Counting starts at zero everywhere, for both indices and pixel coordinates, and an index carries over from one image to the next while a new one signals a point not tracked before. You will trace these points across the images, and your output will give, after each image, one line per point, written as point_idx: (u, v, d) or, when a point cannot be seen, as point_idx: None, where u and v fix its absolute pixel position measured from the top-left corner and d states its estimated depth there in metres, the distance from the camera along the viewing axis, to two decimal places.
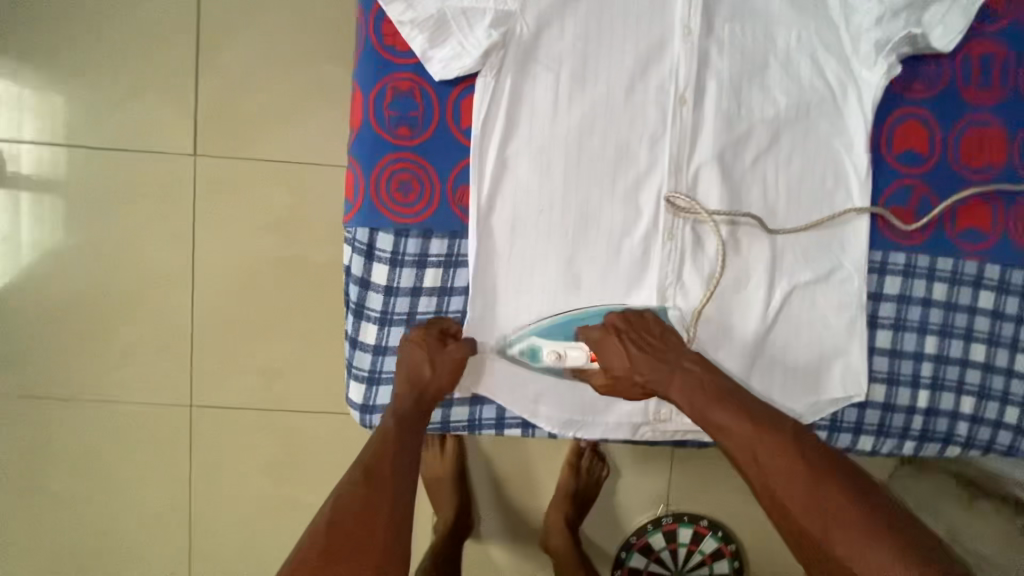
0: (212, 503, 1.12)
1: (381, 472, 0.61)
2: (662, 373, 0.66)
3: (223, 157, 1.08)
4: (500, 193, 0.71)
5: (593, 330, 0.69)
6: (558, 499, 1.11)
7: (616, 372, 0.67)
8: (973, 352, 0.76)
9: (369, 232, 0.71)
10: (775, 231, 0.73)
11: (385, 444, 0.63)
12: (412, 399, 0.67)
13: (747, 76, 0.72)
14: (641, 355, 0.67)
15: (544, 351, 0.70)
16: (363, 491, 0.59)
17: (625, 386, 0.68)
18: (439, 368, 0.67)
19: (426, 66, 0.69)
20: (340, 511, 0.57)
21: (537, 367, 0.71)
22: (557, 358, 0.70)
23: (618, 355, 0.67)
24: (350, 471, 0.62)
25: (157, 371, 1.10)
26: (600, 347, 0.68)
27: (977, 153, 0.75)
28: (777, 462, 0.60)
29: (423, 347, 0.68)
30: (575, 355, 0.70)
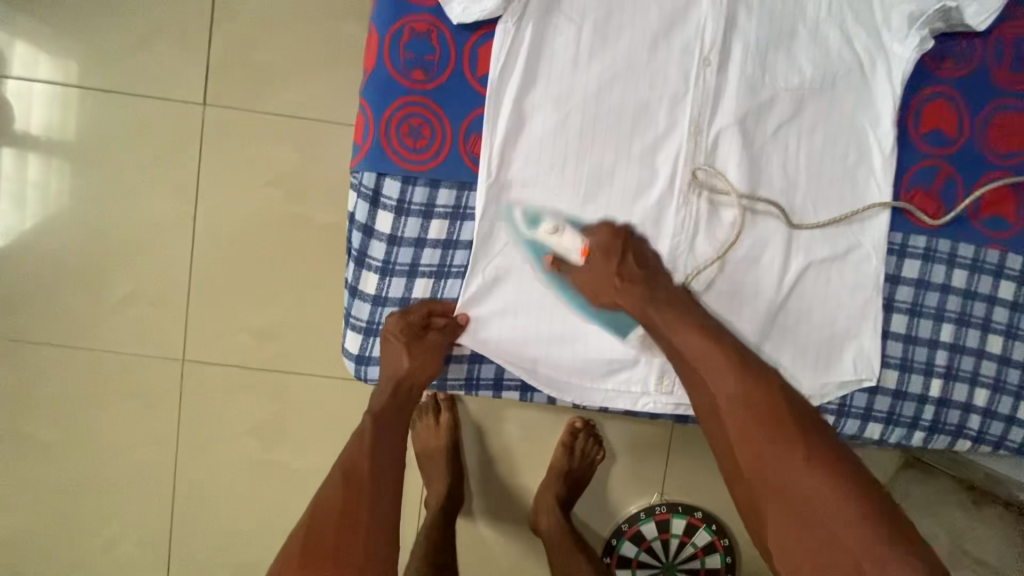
0: (199, 461, 1.10)
1: (359, 475, 0.63)
2: (643, 296, 0.66)
3: (233, 109, 1.06)
4: (513, 146, 0.69)
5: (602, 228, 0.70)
6: (550, 478, 1.09)
7: (597, 268, 0.69)
8: (990, 343, 0.74)
9: (376, 177, 0.69)
10: (796, 225, 0.71)
11: (361, 446, 0.66)
12: (391, 390, 0.68)
13: (774, 43, 0.70)
14: (632, 269, 0.68)
15: (544, 220, 0.69)
16: (340, 493, 0.62)
17: (604, 285, 0.69)
18: (413, 356, 0.67)
19: (446, 8, 0.67)
20: (320, 514, 0.60)
21: (528, 236, 0.69)
22: (552, 232, 0.69)
23: (611, 254, 0.69)
24: (331, 473, 0.64)
25: (151, 323, 1.08)
26: (597, 241, 0.70)
27: (1006, 137, 0.73)
28: (756, 393, 0.60)
29: (398, 337, 0.67)
30: (570, 237, 0.69)
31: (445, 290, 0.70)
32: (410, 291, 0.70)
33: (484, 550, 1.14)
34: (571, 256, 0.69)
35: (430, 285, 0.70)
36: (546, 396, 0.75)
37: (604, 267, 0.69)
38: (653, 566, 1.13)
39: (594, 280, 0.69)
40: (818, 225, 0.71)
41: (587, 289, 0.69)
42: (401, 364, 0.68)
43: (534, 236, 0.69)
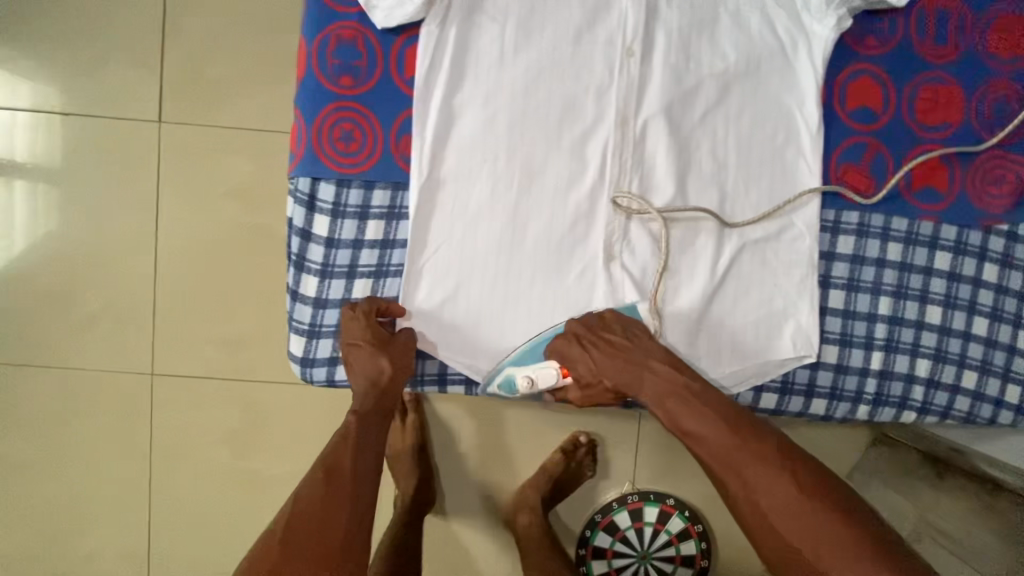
0: (172, 472, 1.11)
1: (341, 471, 0.62)
2: (630, 385, 0.65)
3: (188, 125, 1.08)
4: (442, 147, 0.70)
5: (555, 340, 0.68)
6: (537, 478, 1.10)
7: (585, 382, 0.66)
8: (928, 314, 0.75)
9: (311, 182, 0.70)
10: (728, 223, 0.72)
11: (345, 445, 0.65)
12: (374, 398, 0.68)
13: (695, 31, 0.72)
14: (606, 363, 0.65)
15: (517, 380, 0.69)
16: (323, 487, 0.61)
17: (595, 391, 0.68)
18: (392, 358, 0.67)
19: (370, 14, 0.69)
20: (303, 509, 0.60)
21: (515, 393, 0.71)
22: (533, 385, 0.69)
23: (581, 360, 0.66)
24: (313, 468, 0.64)
25: (118, 339, 1.09)
26: (565, 355, 0.67)
27: (932, 109, 0.74)
28: (762, 475, 0.58)
29: (371, 342, 0.66)
30: (545, 376, 0.68)
31: (384, 289, 0.71)
32: (350, 292, 0.71)
33: (463, 546, 1.16)
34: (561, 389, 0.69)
35: (369, 285, 0.71)
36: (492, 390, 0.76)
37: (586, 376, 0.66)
38: (628, 556, 1.14)
39: (591, 392, 0.67)
40: (749, 222, 0.72)
41: (590, 399, 0.69)
42: (380, 368, 0.67)
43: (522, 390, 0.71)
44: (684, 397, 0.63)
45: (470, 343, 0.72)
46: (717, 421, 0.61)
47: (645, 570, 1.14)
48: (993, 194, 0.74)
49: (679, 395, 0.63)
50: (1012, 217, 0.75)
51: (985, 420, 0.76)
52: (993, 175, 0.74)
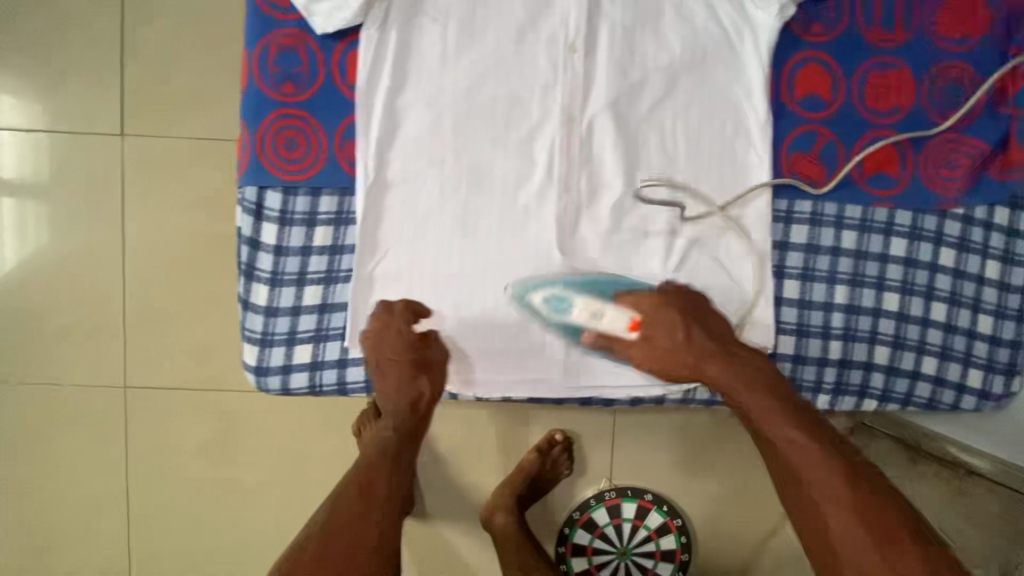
0: (149, 484, 1.12)
1: (375, 489, 0.61)
2: (722, 368, 0.61)
3: (152, 137, 1.08)
4: (388, 150, 0.70)
5: (647, 299, 0.67)
6: (514, 478, 1.09)
7: (665, 345, 0.64)
8: (885, 301, 0.75)
9: (258, 191, 0.70)
10: (677, 218, 0.72)
11: (379, 462, 0.63)
12: (413, 418, 0.66)
13: (639, 24, 0.71)
14: (703, 339, 0.63)
15: (575, 301, 0.70)
16: (356, 502, 0.59)
17: (671, 363, 0.64)
18: (432, 380, 0.67)
19: (310, 21, 0.68)
20: (332, 528, 0.58)
21: (562, 318, 0.71)
22: (589, 314, 0.70)
23: (673, 326, 0.64)
24: (346, 484, 0.62)
25: (90, 353, 1.09)
26: (651, 316, 0.65)
27: (883, 95, 0.73)
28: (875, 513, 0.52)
29: (409, 359, 0.67)
30: (613, 317, 0.68)
31: (334, 295, 0.71)
32: (300, 300, 0.71)
33: (444, 547, 1.16)
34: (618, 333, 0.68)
35: (320, 291, 0.71)
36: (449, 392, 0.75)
37: (668, 343, 0.64)
38: (608, 552, 1.14)
39: (664, 355, 0.64)
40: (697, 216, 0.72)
41: (659, 368, 0.65)
42: (419, 390, 0.67)
43: (569, 317, 0.71)
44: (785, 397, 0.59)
45: None
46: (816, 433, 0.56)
47: (625, 567, 1.13)
48: (947, 177, 0.74)
49: (782, 395, 0.59)
50: (967, 201, 0.74)
51: (947, 406, 0.76)
52: (947, 158, 0.73)
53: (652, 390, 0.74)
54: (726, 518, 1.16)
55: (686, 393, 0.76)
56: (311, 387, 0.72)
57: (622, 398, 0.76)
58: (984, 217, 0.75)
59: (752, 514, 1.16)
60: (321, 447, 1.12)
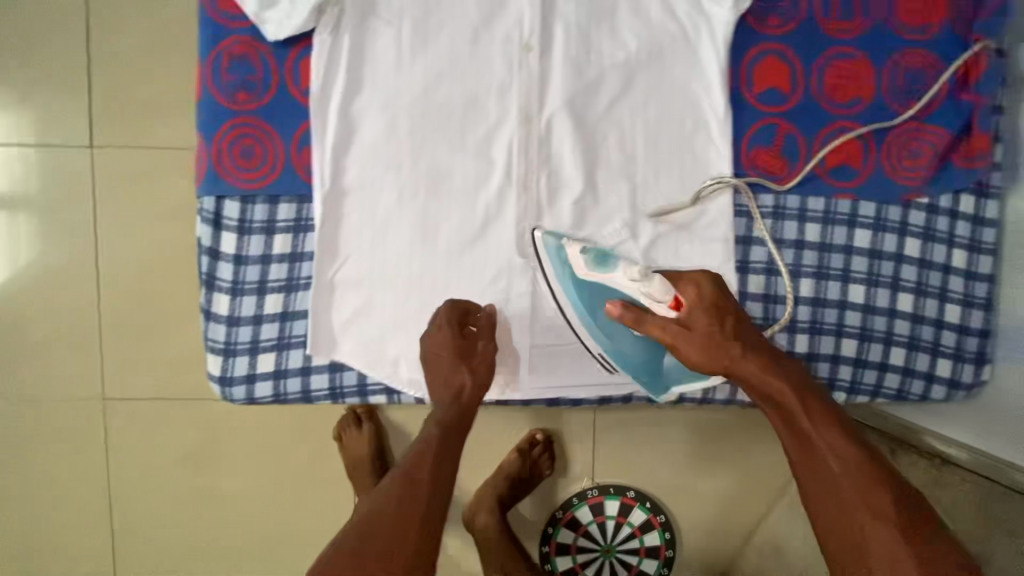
0: (131, 495, 1.12)
1: (420, 480, 0.59)
2: (765, 365, 0.61)
3: (121, 149, 1.07)
4: (344, 156, 0.69)
5: (704, 284, 0.65)
6: (495, 479, 1.09)
7: (709, 333, 0.62)
8: (852, 293, 0.74)
9: (215, 200, 0.70)
10: (638, 216, 0.72)
11: (425, 453, 0.61)
12: (456, 410, 0.65)
13: (595, 22, 0.71)
14: (748, 334, 0.63)
15: (622, 263, 0.65)
16: (397, 496, 0.58)
17: (716, 351, 0.61)
18: (474, 370, 0.66)
19: (261, 28, 0.68)
20: (377, 517, 0.57)
21: (604, 273, 0.66)
22: (636, 278, 0.63)
23: (721, 317, 0.63)
24: (393, 472, 0.61)
25: (67, 366, 1.09)
26: (697, 303, 0.63)
27: (843, 86, 0.73)
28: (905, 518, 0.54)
29: (453, 352, 0.66)
30: (659, 286, 0.63)
31: (295, 303, 0.71)
32: (261, 308, 0.71)
33: None
34: (658, 303, 0.63)
35: (281, 300, 0.71)
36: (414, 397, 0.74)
37: (715, 332, 0.62)
38: (592, 550, 1.13)
39: (707, 343, 0.61)
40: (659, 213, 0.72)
41: (698, 358, 0.62)
42: (461, 380, 0.66)
43: (606, 277, 0.66)
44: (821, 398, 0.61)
45: (386, 353, 0.71)
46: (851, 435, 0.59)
47: (610, 565, 1.13)
48: (911, 167, 0.73)
49: (820, 396, 0.61)
50: (931, 190, 0.74)
51: (917, 396, 0.76)
52: (909, 147, 0.73)
53: (618, 389, 0.75)
54: (709, 514, 1.16)
55: (654, 391, 0.76)
56: (276, 395, 0.72)
57: (589, 397, 0.76)
58: (949, 205, 0.74)
59: (736, 508, 1.16)
60: (302, 453, 1.12)
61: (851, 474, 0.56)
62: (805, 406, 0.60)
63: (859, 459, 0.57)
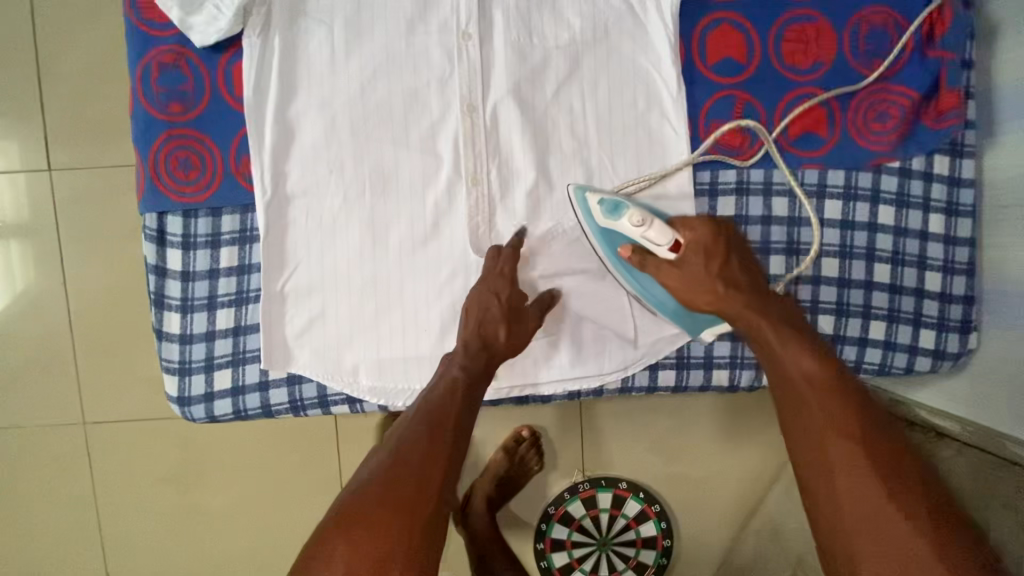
0: (118, 517, 1.11)
1: (445, 421, 0.59)
2: (751, 304, 0.60)
3: (79, 170, 1.06)
4: (284, 161, 0.67)
5: (698, 225, 0.63)
6: (485, 479, 1.08)
7: (697, 272, 0.62)
8: (825, 267, 0.71)
9: (158, 217, 0.68)
10: None
11: (449, 395, 0.61)
12: (483, 360, 0.64)
13: (535, 2, 0.67)
14: (736, 273, 0.62)
15: (628, 211, 0.62)
16: (426, 436, 0.58)
17: (701, 288, 0.62)
18: (512, 333, 0.65)
19: (187, 35, 0.65)
20: (403, 456, 0.57)
21: (611, 220, 0.64)
22: (638, 223, 0.62)
23: (711, 256, 0.62)
24: (416, 413, 0.60)
25: (44, 392, 1.09)
26: (693, 240, 0.63)
27: (802, 50, 0.69)
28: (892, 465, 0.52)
29: (506, 298, 0.65)
30: (660, 231, 0.62)
31: (247, 316, 0.69)
32: (213, 324, 0.69)
33: None
34: (659, 249, 0.63)
35: (232, 314, 0.69)
36: (378, 405, 0.72)
37: (703, 272, 0.62)
38: (587, 544, 1.11)
39: (694, 281, 0.62)
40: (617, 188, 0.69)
41: (687, 293, 0.63)
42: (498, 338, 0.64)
43: (615, 226, 0.64)
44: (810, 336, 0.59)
45: (343, 362, 0.69)
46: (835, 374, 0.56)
47: (606, 558, 1.10)
48: (879, 130, 0.69)
49: (809, 335, 0.59)
50: (902, 153, 0.70)
51: (901, 369, 0.72)
52: (876, 110, 0.69)
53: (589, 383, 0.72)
54: (705, 501, 1.13)
55: (624, 381, 0.72)
56: (236, 412, 0.70)
57: (557, 393, 0.73)
58: (922, 168, 0.70)
59: (732, 494, 1.13)
60: (287, 465, 1.10)
61: (828, 411, 0.55)
62: (786, 340, 0.58)
63: (839, 397, 0.55)
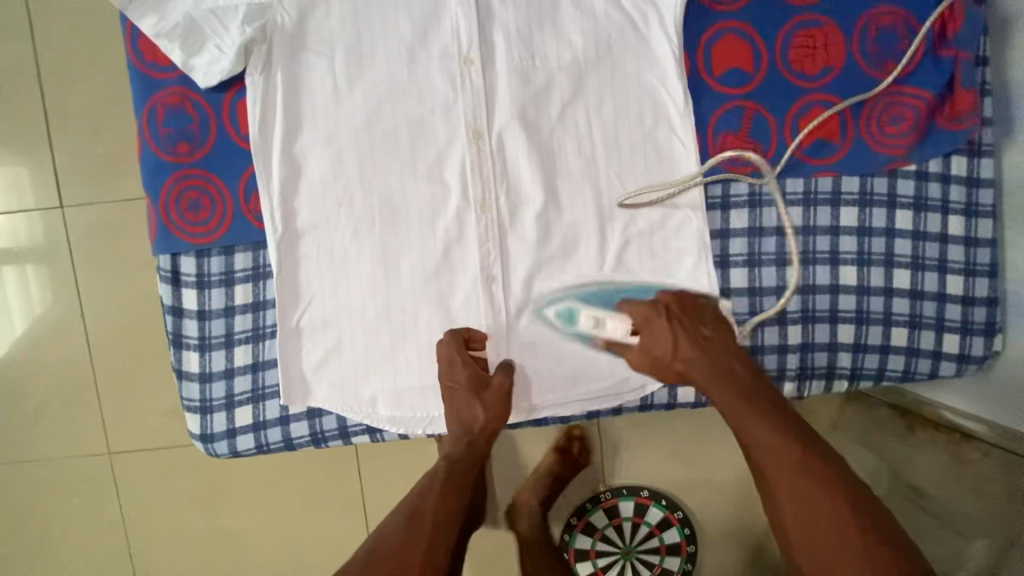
0: (147, 542, 1.13)
1: (425, 513, 0.61)
2: (704, 377, 0.62)
3: (90, 205, 1.07)
4: (294, 197, 0.67)
5: (641, 305, 0.65)
6: (538, 481, 1.09)
7: (656, 353, 0.63)
8: (843, 276, 0.70)
9: (171, 258, 0.69)
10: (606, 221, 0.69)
11: (432, 489, 0.63)
12: (467, 442, 0.65)
13: (536, 23, 0.67)
14: (686, 345, 0.63)
15: (582, 317, 0.69)
16: (405, 528, 0.59)
17: (662, 368, 0.64)
18: (487, 406, 0.64)
19: (191, 76, 0.65)
20: (380, 544, 0.58)
21: (571, 330, 0.70)
22: (593, 324, 0.69)
23: (663, 334, 0.63)
24: (397, 511, 0.62)
25: (68, 425, 1.10)
26: (644, 320, 0.64)
27: (810, 55, 0.68)
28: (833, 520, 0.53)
29: (465, 385, 0.64)
30: (614, 324, 0.68)
31: (265, 352, 0.69)
32: (231, 362, 0.70)
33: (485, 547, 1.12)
34: (620, 338, 0.68)
35: (249, 350, 0.69)
36: (398, 433, 0.72)
37: (661, 352, 0.63)
38: (612, 554, 1.10)
39: (655, 363, 0.64)
40: (629, 194, 0.68)
41: (652, 372, 0.65)
42: (474, 416, 0.65)
43: (574, 332, 0.70)
44: (759, 403, 0.60)
45: (361, 394, 0.69)
46: (785, 432, 0.58)
47: (631, 566, 1.10)
48: (893, 133, 0.68)
49: (753, 396, 0.60)
50: (918, 156, 0.68)
51: (925, 375, 0.71)
52: (889, 114, 0.68)
53: (607, 403, 0.72)
54: (728, 505, 1.12)
55: (643, 399, 0.72)
56: (258, 447, 0.70)
57: (576, 413, 0.73)
58: (939, 170, 0.69)
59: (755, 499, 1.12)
60: (310, 487, 1.12)
61: (780, 482, 0.56)
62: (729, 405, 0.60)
63: (792, 469, 0.56)
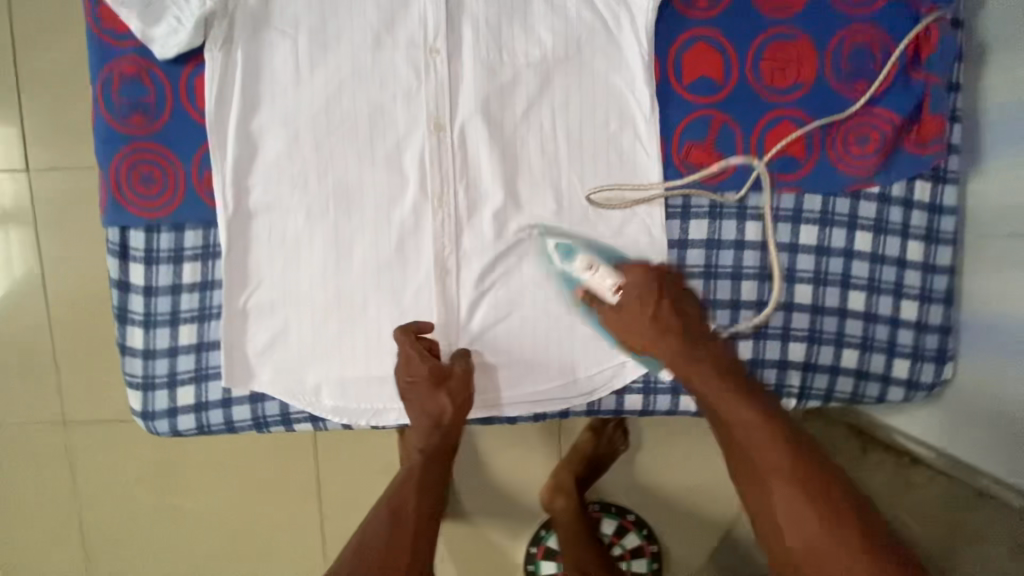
0: (97, 513, 1.12)
1: (406, 512, 0.63)
2: (680, 351, 0.62)
3: (57, 170, 1.05)
4: (246, 177, 0.66)
5: (634, 268, 0.65)
6: (572, 459, 1.01)
7: (631, 316, 0.64)
8: (798, 294, 0.69)
9: (120, 232, 0.68)
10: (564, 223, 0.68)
11: (410, 486, 0.66)
12: (439, 435, 0.67)
13: (506, 16, 0.65)
14: (668, 316, 0.63)
15: (579, 257, 0.67)
16: (388, 529, 0.62)
17: (635, 332, 0.64)
18: (451, 395, 0.65)
19: (148, 46, 0.64)
20: (366, 543, 0.61)
21: (564, 266, 0.68)
22: (586, 267, 0.67)
23: (647, 301, 0.63)
24: (377, 508, 0.65)
25: (22, 389, 1.09)
26: (632, 284, 0.64)
27: (781, 69, 0.67)
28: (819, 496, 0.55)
29: (427, 378, 0.64)
30: (604, 276, 0.66)
31: (210, 333, 0.68)
32: (176, 340, 0.69)
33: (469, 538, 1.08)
34: (603, 294, 0.66)
35: (194, 330, 0.68)
36: (341, 423, 0.71)
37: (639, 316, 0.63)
38: None
39: (630, 323, 0.64)
40: (592, 193, 0.67)
41: (624, 333, 0.65)
42: (440, 406, 0.66)
43: (566, 269, 0.68)
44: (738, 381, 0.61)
45: (304, 381, 0.68)
46: (769, 416, 0.59)
47: None
48: (859, 154, 0.67)
49: (733, 374, 0.61)
50: (882, 179, 0.68)
51: (873, 399, 0.71)
52: (856, 134, 0.67)
53: (553, 407, 0.71)
54: None
55: (590, 404, 0.72)
56: (200, 427, 0.70)
57: (523, 415, 0.72)
58: (902, 194, 0.69)
59: None
60: (265, 469, 1.11)
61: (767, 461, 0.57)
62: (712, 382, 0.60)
63: (775, 446, 0.57)
